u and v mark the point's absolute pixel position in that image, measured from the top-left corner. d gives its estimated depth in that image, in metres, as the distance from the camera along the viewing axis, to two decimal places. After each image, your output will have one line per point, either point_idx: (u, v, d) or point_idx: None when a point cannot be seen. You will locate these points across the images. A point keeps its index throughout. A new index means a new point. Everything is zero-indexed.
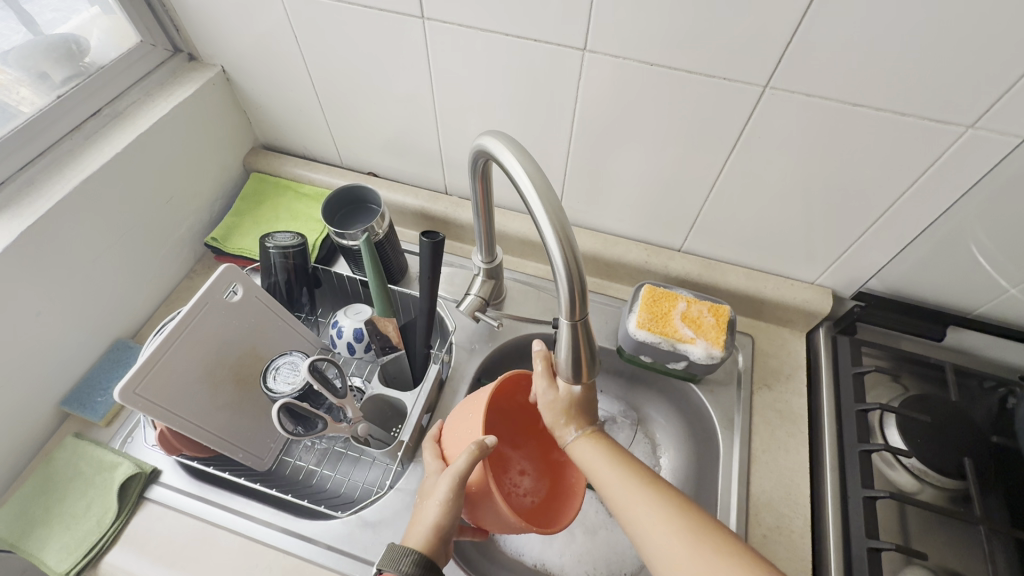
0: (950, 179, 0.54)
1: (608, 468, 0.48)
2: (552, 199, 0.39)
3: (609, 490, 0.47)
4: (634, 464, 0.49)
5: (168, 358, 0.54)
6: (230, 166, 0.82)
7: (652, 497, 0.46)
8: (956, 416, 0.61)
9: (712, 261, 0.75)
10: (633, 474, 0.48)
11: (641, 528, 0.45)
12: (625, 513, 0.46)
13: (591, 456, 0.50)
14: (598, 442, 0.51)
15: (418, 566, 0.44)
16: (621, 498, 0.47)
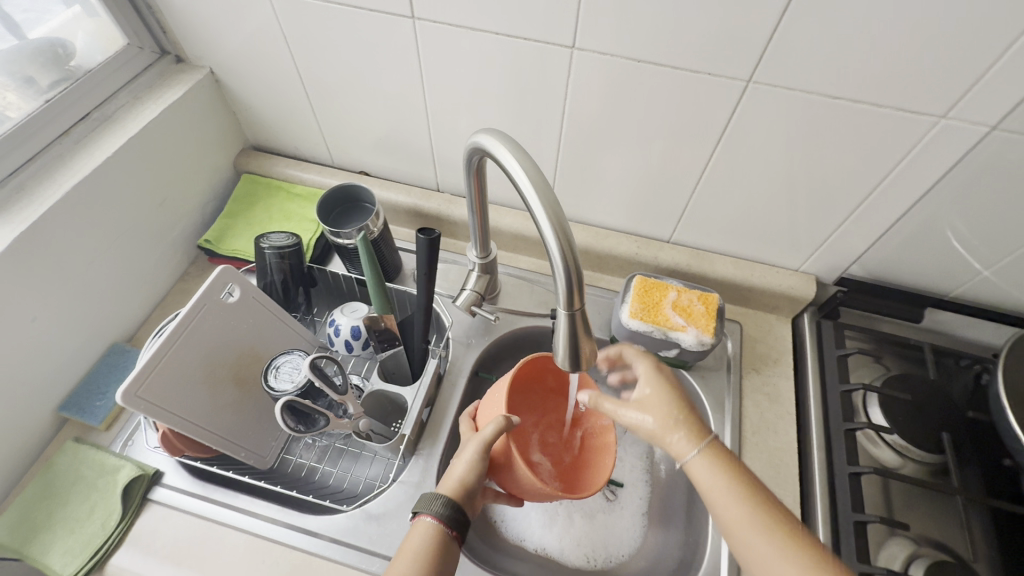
0: (924, 167, 0.56)
1: (738, 505, 0.45)
2: (549, 194, 0.40)
3: (740, 529, 0.44)
4: (769, 502, 0.45)
5: (168, 360, 0.55)
6: (220, 167, 0.82)
7: (793, 545, 0.42)
8: (934, 393, 0.64)
9: (700, 251, 0.77)
10: (770, 516, 0.44)
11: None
12: (759, 561, 0.43)
13: (714, 482, 0.46)
14: (723, 469, 0.46)
15: (447, 508, 0.49)
16: (757, 546, 0.43)
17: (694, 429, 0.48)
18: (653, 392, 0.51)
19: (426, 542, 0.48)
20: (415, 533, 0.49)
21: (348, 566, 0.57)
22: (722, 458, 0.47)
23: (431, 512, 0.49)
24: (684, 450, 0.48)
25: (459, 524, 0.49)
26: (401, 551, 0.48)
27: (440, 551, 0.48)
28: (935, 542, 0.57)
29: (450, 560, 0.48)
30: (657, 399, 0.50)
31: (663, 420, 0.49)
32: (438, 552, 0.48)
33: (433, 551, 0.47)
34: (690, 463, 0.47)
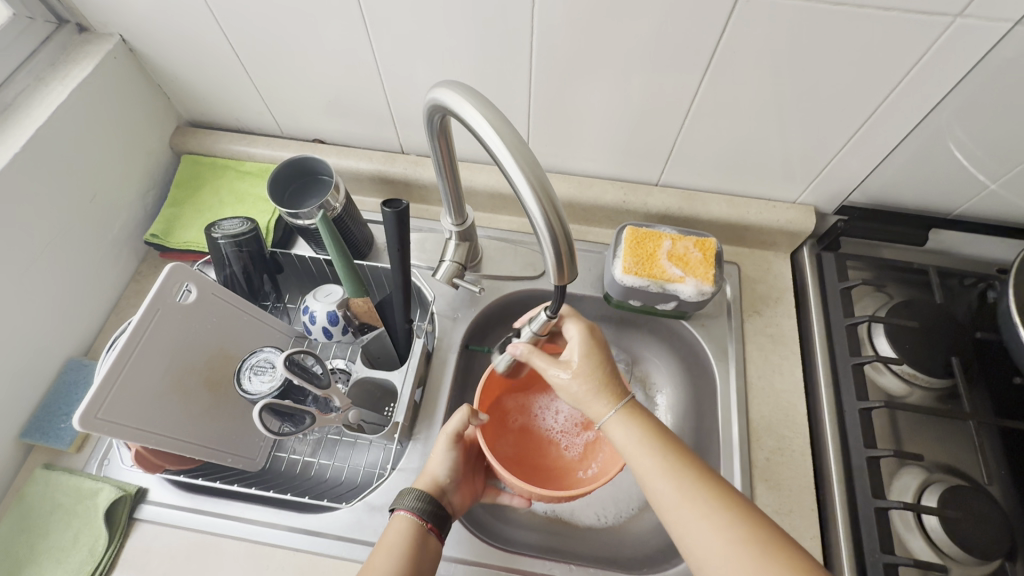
0: (936, 75, 0.51)
1: (650, 457, 0.45)
2: (526, 154, 0.35)
3: (649, 479, 0.44)
4: (681, 455, 0.45)
5: (127, 376, 0.49)
6: (156, 150, 0.74)
7: (702, 491, 0.42)
8: (941, 317, 0.62)
9: (691, 192, 0.72)
10: (683, 465, 0.44)
11: (688, 528, 0.41)
12: (669, 509, 0.43)
13: (629, 436, 0.46)
14: (635, 422, 0.47)
15: (417, 501, 0.51)
16: (667, 495, 0.43)
17: (614, 388, 0.49)
18: (587, 355, 0.50)
19: (405, 531, 0.50)
20: (394, 525, 0.50)
21: (355, 562, 0.55)
22: (638, 418, 0.48)
23: (406, 506, 0.51)
24: (602, 408, 0.48)
25: (435, 515, 0.51)
26: (378, 547, 0.49)
27: (418, 543, 0.49)
28: (946, 467, 0.57)
29: (427, 553, 0.50)
30: (590, 360, 0.50)
31: (590, 382, 0.49)
32: (415, 542, 0.49)
33: (411, 541, 0.49)
34: (607, 422, 0.48)
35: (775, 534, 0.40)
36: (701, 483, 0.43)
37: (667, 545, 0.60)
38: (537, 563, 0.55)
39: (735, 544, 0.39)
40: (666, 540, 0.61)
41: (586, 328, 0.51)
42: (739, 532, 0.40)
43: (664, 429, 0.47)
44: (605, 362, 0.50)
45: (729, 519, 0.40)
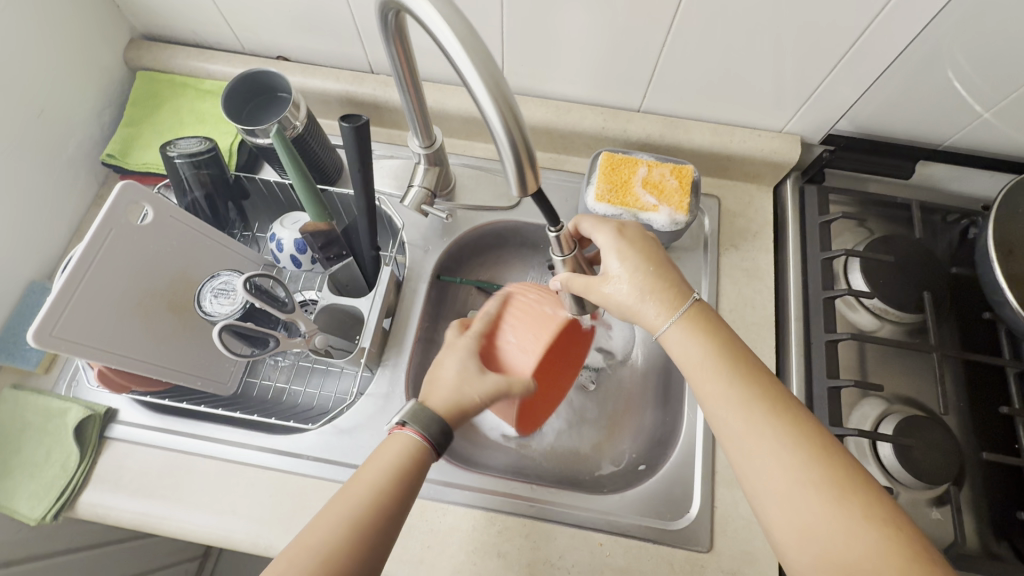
0: None
1: (717, 380, 0.44)
2: (480, 50, 0.32)
3: (714, 404, 0.44)
4: (754, 380, 0.44)
5: (83, 292, 0.48)
6: (107, 64, 0.69)
7: (771, 422, 0.41)
8: (919, 252, 0.61)
9: (674, 119, 0.68)
10: (754, 393, 0.43)
11: (751, 455, 0.41)
12: (732, 436, 0.42)
13: (690, 352, 0.46)
14: (697, 335, 0.46)
15: (445, 436, 0.46)
16: (731, 422, 0.43)
17: (670, 297, 0.48)
18: (626, 258, 0.49)
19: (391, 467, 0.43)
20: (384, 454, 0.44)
21: (324, 481, 0.56)
22: (699, 332, 0.46)
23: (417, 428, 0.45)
24: (657, 319, 0.48)
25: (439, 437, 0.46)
26: (337, 500, 0.42)
27: (414, 467, 0.44)
28: (906, 398, 0.58)
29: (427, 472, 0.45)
30: (630, 265, 0.49)
31: (640, 289, 0.48)
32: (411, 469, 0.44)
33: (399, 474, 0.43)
34: (664, 333, 0.47)
35: (847, 468, 0.39)
36: (774, 417, 0.41)
37: (628, 470, 0.62)
38: (505, 482, 0.56)
39: (802, 482, 0.39)
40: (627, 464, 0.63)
41: (615, 233, 0.49)
42: (806, 469, 0.39)
43: (732, 345, 0.46)
44: (651, 265, 0.48)
45: (799, 455, 0.40)
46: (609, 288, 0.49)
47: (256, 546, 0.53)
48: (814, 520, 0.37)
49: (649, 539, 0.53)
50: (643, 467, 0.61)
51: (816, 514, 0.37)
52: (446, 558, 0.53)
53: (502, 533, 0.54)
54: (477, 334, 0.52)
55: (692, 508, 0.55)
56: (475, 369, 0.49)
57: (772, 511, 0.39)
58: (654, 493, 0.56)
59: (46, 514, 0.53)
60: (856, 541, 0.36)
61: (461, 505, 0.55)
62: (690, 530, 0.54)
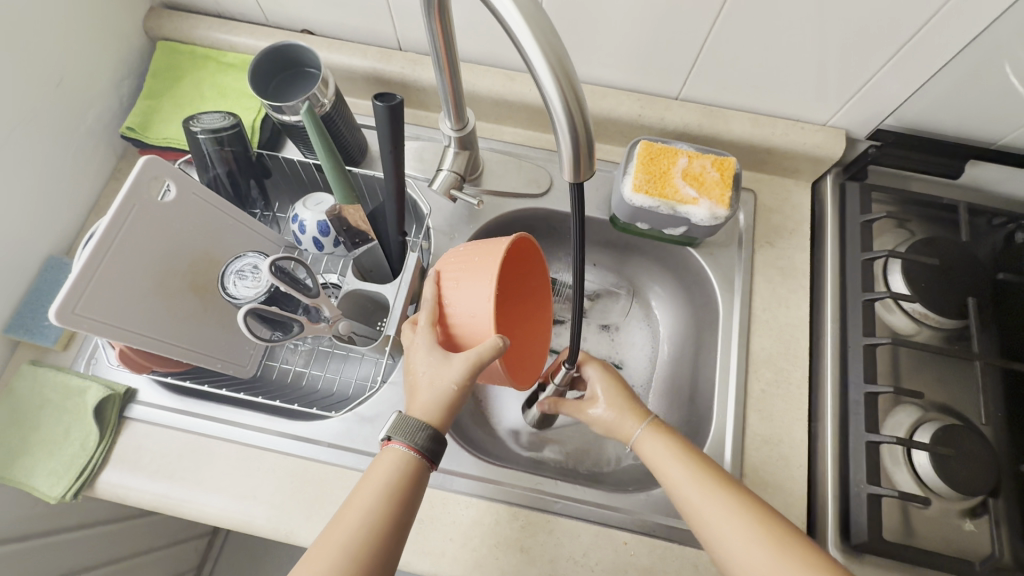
0: None
1: (678, 466, 0.48)
2: (544, 26, 0.31)
3: (682, 493, 0.47)
4: (706, 464, 0.48)
5: (106, 271, 0.46)
6: (127, 33, 0.67)
7: (725, 494, 0.45)
8: (963, 255, 0.59)
9: (713, 109, 0.66)
10: (704, 472, 0.47)
11: (715, 528, 0.44)
12: (700, 520, 0.45)
13: (659, 453, 0.50)
14: (665, 438, 0.50)
15: (432, 439, 0.45)
16: (695, 502, 0.46)
17: (637, 411, 0.53)
18: (607, 384, 0.55)
19: (386, 488, 0.43)
20: (377, 472, 0.43)
21: (345, 468, 0.55)
22: (664, 433, 0.51)
23: (408, 441, 0.44)
24: (631, 426, 0.52)
25: (433, 450, 0.45)
26: (331, 529, 0.41)
27: (410, 484, 0.43)
28: (944, 406, 0.56)
29: (422, 487, 0.45)
30: (612, 389, 0.55)
31: (619, 406, 0.54)
32: (407, 484, 0.43)
33: (396, 495, 0.42)
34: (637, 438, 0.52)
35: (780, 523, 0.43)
36: (724, 489, 0.46)
37: (651, 468, 0.61)
38: (528, 476, 0.55)
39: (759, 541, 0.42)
40: (650, 462, 0.62)
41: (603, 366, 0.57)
42: (757, 531, 0.43)
43: (687, 444, 0.50)
44: (621, 388, 0.55)
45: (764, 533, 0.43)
46: (593, 410, 0.55)
47: (277, 531, 0.53)
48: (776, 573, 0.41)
49: (675, 539, 0.53)
50: None
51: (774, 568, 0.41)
52: (468, 551, 0.52)
53: (524, 528, 0.53)
54: (429, 324, 0.49)
55: None
56: (442, 357, 0.47)
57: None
58: None
59: (65, 493, 0.52)
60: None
61: (483, 499, 0.54)
62: None
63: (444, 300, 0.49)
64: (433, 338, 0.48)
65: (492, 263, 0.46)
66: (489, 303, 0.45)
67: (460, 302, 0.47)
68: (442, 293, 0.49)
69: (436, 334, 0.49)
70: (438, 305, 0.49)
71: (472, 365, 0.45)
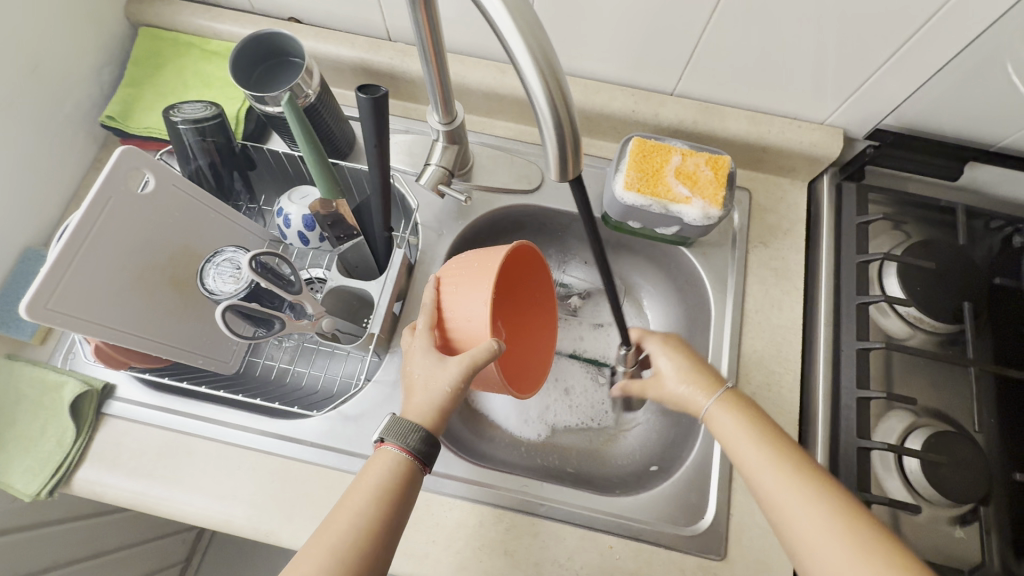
0: None
1: (754, 446, 0.45)
2: (527, 16, 0.30)
3: (756, 473, 0.44)
4: (783, 442, 0.45)
5: (80, 265, 0.45)
6: (107, 19, 0.65)
7: (805, 479, 0.42)
8: (959, 259, 0.58)
9: (709, 105, 0.64)
10: (786, 457, 0.44)
11: (787, 512, 0.41)
12: (771, 496, 0.43)
13: (731, 428, 0.47)
14: (737, 413, 0.48)
15: (424, 443, 0.44)
16: (768, 480, 0.43)
17: (708, 381, 0.51)
18: (674, 355, 0.54)
19: (376, 492, 0.42)
20: (368, 475, 0.43)
21: (327, 468, 0.54)
22: (737, 407, 0.48)
23: (400, 443, 0.43)
24: (701, 400, 0.50)
25: (427, 455, 0.44)
26: (322, 533, 0.40)
27: (402, 487, 0.43)
28: (936, 412, 0.55)
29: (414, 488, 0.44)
30: (678, 359, 0.53)
31: (683, 377, 0.52)
32: (396, 490, 0.42)
33: (387, 500, 0.42)
34: (709, 412, 0.49)
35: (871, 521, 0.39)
36: (804, 474, 0.43)
37: (639, 470, 0.61)
38: (514, 478, 0.55)
39: (837, 534, 0.39)
40: (638, 464, 0.62)
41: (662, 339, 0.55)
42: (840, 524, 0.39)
43: (766, 419, 0.48)
44: (695, 361, 0.53)
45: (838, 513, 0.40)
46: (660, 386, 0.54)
47: (257, 532, 0.52)
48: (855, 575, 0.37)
49: (661, 543, 0.52)
50: (655, 468, 0.60)
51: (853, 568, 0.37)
52: (451, 554, 0.51)
53: (509, 531, 0.52)
54: (426, 328, 0.48)
55: (706, 515, 0.53)
56: (438, 361, 0.46)
57: (817, 571, 0.39)
58: (666, 498, 0.54)
59: (40, 491, 0.51)
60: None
61: (468, 501, 0.53)
62: (704, 536, 0.52)
63: (442, 305, 0.49)
64: (431, 341, 0.48)
65: (487, 268, 0.46)
66: (486, 307, 0.45)
67: (456, 307, 0.47)
68: (440, 297, 0.49)
69: (434, 338, 0.48)
70: (437, 309, 0.49)
71: (467, 368, 0.45)
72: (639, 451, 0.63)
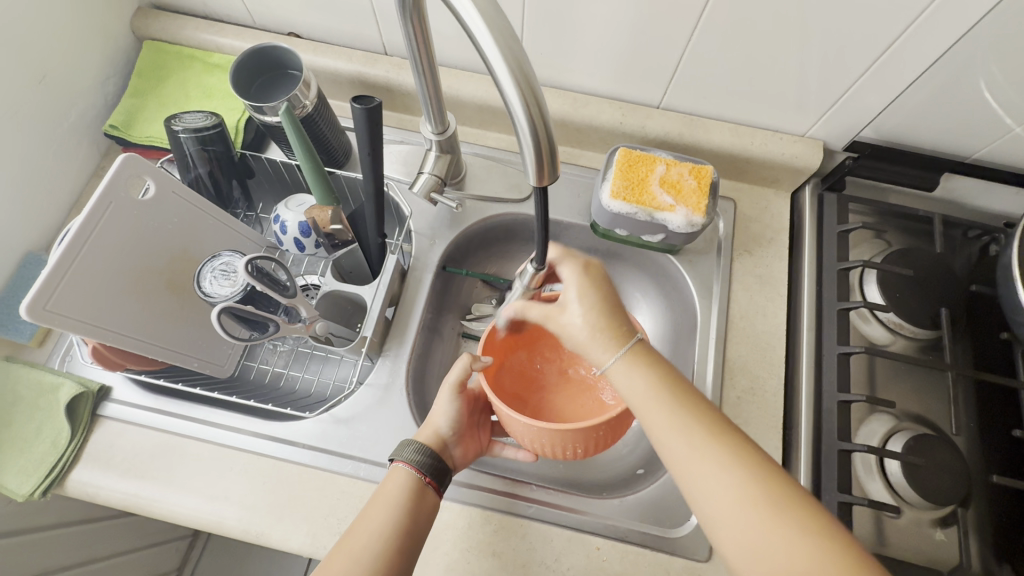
0: None
1: (658, 411, 0.41)
2: (506, 29, 0.32)
3: (660, 437, 0.41)
4: (692, 406, 0.42)
5: (81, 267, 0.46)
6: (113, 33, 0.67)
7: (717, 450, 0.39)
8: (939, 267, 0.59)
9: (693, 118, 0.66)
10: (693, 423, 0.41)
11: (696, 480, 0.39)
12: (678, 466, 0.40)
13: (635, 386, 0.43)
14: (643, 368, 0.43)
15: (419, 454, 0.48)
16: (676, 448, 0.40)
17: (618, 332, 0.44)
18: (586, 295, 0.45)
19: (395, 501, 0.46)
20: (385, 489, 0.47)
21: (317, 469, 0.55)
22: (644, 362, 0.43)
23: (404, 459, 0.48)
24: (603, 355, 0.44)
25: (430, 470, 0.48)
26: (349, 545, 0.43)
27: (414, 500, 0.46)
28: (918, 416, 0.57)
29: (428, 506, 0.47)
30: (589, 300, 0.45)
31: (592, 323, 0.44)
32: (413, 499, 0.46)
33: (409, 506, 0.46)
34: (610, 368, 0.44)
35: (781, 482, 0.38)
36: (712, 444, 0.40)
37: (626, 473, 0.62)
38: (502, 480, 0.55)
39: (746, 508, 0.37)
40: (626, 467, 0.62)
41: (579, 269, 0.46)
42: (750, 492, 0.38)
43: (672, 376, 0.43)
44: (607, 303, 0.45)
45: (744, 484, 0.38)
46: (563, 320, 0.45)
47: (247, 532, 0.52)
48: (760, 538, 0.36)
49: (648, 545, 0.52)
50: (642, 471, 0.60)
51: (758, 531, 0.36)
52: (440, 555, 0.52)
53: (497, 532, 0.53)
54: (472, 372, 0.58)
55: (692, 515, 0.54)
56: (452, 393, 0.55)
57: (729, 542, 0.37)
58: (653, 500, 0.55)
59: (34, 491, 0.52)
60: (806, 557, 0.35)
61: (456, 502, 0.54)
62: (690, 538, 0.53)
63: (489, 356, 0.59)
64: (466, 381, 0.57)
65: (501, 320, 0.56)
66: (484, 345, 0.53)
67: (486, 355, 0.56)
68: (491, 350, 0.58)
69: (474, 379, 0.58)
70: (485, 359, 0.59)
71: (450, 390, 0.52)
72: (627, 454, 0.64)
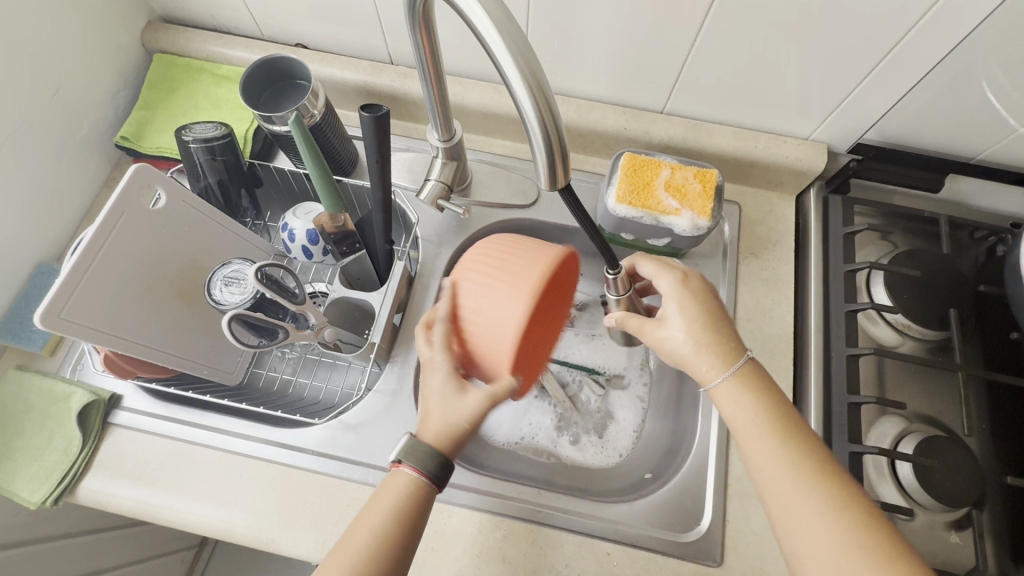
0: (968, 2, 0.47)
1: (764, 440, 0.44)
2: (516, 33, 0.33)
3: (763, 464, 0.43)
4: (796, 438, 0.44)
5: (91, 278, 0.47)
6: (123, 47, 0.68)
7: (817, 486, 0.41)
8: (946, 268, 0.59)
9: (697, 122, 0.67)
10: (802, 457, 0.42)
11: (790, 512, 0.41)
12: (777, 496, 0.42)
13: (742, 410, 0.45)
14: (750, 394, 0.46)
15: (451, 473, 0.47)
16: (776, 480, 0.42)
17: (725, 352, 0.47)
18: (687, 309, 0.49)
19: (393, 501, 0.44)
20: (387, 489, 0.45)
21: (326, 476, 0.55)
22: (752, 386, 0.46)
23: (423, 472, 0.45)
24: (710, 371, 0.47)
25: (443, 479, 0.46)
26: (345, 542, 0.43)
27: (415, 500, 0.45)
28: (928, 417, 0.56)
29: (429, 508, 0.46)
30: (689, 312, 0.49)
31: (694, 337, 0.48)
32: (417, 500, 0.45)
33: (406, 507, 0.44)
34: (716, 387, 0.47)
35: (884, 527, 0.38)
36: (823, 478, 0.41)
37: (634, 478, 0.61)
38: (512, 486, 0.55)
39: (845, 548, 0.38)
40: (633, 472, 0.62)
41: (678, 283, 0.50)
42: (849, 531, 0.38)
43: (780, 403, 0.46)
44: (710, 320, 0.48)
45: (844, 522, 0.39)
46: (662, 333, 0.49)
47: (258, 539, 0.52)
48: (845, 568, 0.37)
49: (659, 550, 0.52)
50: (650, 476, 0.60)
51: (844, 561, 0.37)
52: (450, 561, 0.52)
53: (507, 538, 0.53)
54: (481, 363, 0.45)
55: (703, 520, 0.54)
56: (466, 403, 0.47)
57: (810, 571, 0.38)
58: (663, 505, 0.55)
59: (45, 500, 0.52)
60: None
61: (466, 508, 0.54)
62: (701, 542, 0.53)
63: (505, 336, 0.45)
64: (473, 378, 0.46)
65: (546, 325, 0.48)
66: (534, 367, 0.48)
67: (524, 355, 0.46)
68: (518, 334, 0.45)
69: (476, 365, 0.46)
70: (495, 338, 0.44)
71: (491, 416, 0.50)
72: (635, 458, 0.64)
